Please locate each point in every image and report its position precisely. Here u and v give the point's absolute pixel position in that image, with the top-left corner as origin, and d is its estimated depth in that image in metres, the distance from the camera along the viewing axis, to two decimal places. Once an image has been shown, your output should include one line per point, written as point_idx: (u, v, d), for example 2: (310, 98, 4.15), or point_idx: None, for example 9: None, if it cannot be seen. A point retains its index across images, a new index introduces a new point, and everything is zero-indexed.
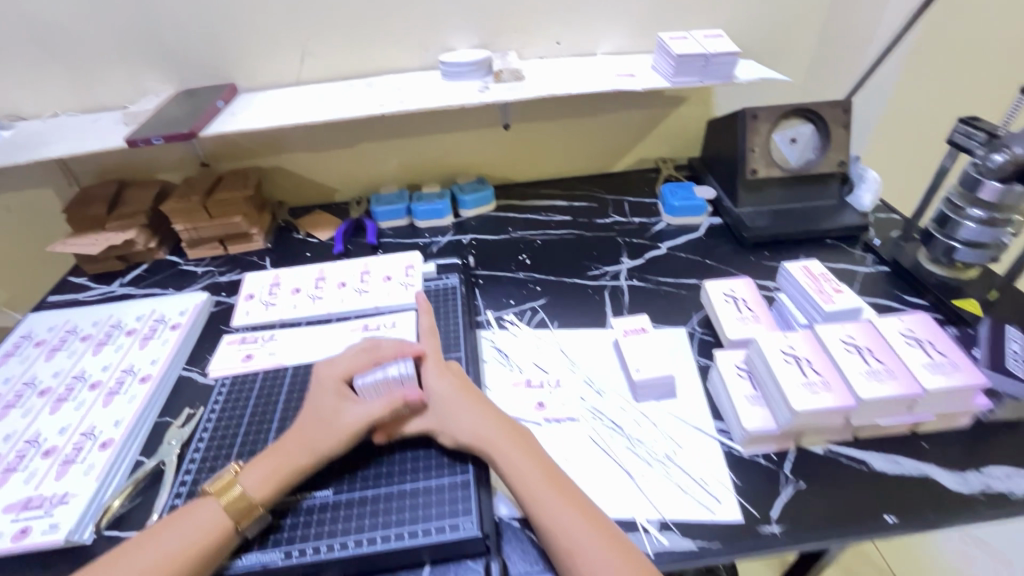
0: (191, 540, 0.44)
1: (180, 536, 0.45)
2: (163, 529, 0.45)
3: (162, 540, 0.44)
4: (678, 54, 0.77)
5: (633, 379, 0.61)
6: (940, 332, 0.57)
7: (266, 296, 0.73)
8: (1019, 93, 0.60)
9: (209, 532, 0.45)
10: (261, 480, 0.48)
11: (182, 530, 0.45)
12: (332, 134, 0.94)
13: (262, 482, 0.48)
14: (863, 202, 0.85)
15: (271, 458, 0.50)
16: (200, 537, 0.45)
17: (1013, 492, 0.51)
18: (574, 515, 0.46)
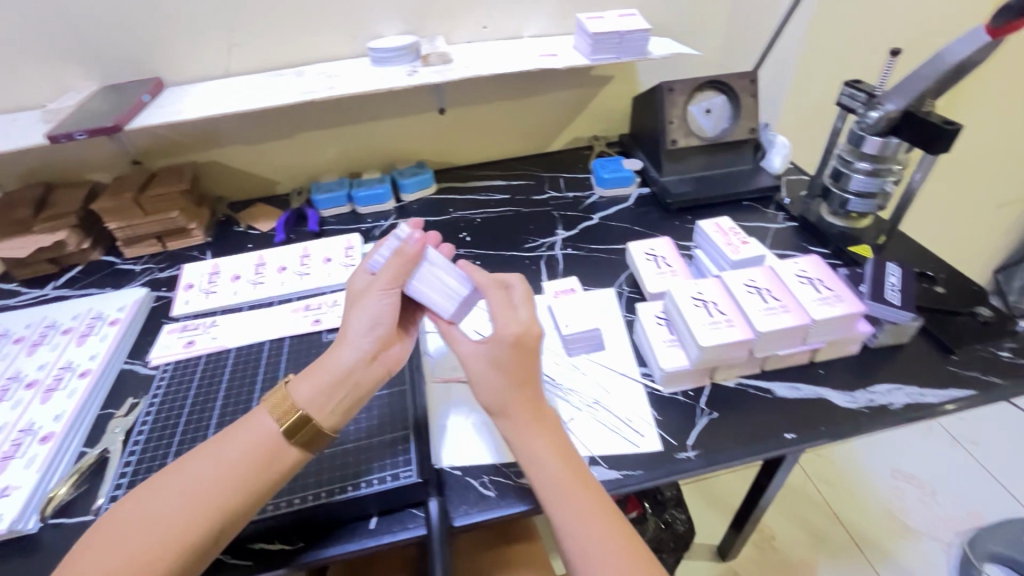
0: (251, 452, 0.46)
1: (241, 445, 0.46)
2: (223, 440, 0.47)
3: (225, 450, 0.46)
4: (594, 32, 0.82)
5: (563, 333, 0.65)
6: (829, 270, 0.64)
7: (206, 285, 0.74)
8: (887, 54, 0.68)
9: (268, 443, 0.46)
10: (309, 387, 0.48)
11: (241, 441, 0.46)
12: (267, 124, 0.94)
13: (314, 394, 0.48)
14: (774, 165, 0.93)
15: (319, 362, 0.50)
16: (261, 449, 0.46)
17: (893, 404, 0.59)
18: (566, 498, 0.48)
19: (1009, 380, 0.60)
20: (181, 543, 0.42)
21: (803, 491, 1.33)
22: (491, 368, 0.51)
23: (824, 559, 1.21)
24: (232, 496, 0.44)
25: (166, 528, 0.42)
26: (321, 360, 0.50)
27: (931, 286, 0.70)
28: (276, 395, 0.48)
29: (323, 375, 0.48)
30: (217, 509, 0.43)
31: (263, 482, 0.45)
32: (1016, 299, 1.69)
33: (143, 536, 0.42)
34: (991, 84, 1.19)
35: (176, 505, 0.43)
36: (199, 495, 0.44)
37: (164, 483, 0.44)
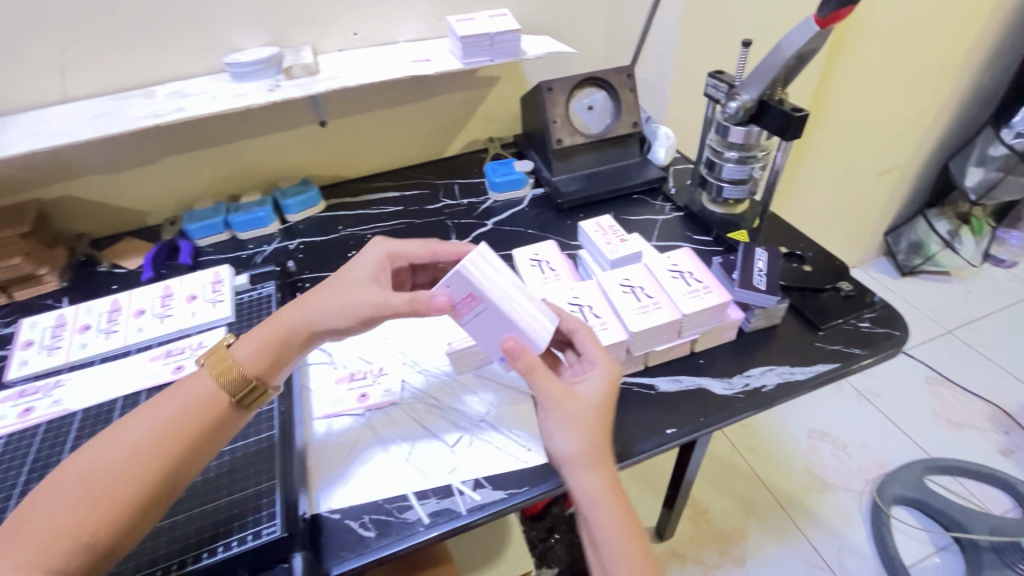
0: (189, 409, 0.47)
1: (175, 406, 0.47)
2: (157, 404, 0.47)
3: (160, 410, 0.47)
4: (462, 36, 0.80)
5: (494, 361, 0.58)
6: (699, 262, 0.66)
7: (48, 341, 0.66)
8: (740, 45, 0.70)
9: (207, 399, 0.48)
10: (255, 352, 0.52)
11: (177, 400, 0.47)
12: (122, 152, 0.85)
13: (256, 356, 0.52)
14: (659, 157, 0.95)
15: (270, 331, 0.54)
16: (200, 404, 0.48)
17: (766, 385, 0.61)
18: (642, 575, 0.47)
19: (868, 350, 0.63)
20: (119, 498, 0.42)
21: (731, 461, 1.39)
22: (591, 418, 0.50)
23: (753, 524, 1.27)
24: (169, 450, 0.45)
25: (101, 481, 0.42)
26: (278, 332, 0.54)
27: (799, 265, 0.73)
28: (212, 361, 0.50)
29: (276, 351, 0.53)
30: (153, 464, 0.44)
31: (203, 437, 0.47)
32: (903, 257, 1.84)
33: (71, 497, 0.41)
34: (855, 64, 1.28)
35: (107, 462, 0.43)
36: (135, 450, 0.44)
37: (91, 448, 0.44)
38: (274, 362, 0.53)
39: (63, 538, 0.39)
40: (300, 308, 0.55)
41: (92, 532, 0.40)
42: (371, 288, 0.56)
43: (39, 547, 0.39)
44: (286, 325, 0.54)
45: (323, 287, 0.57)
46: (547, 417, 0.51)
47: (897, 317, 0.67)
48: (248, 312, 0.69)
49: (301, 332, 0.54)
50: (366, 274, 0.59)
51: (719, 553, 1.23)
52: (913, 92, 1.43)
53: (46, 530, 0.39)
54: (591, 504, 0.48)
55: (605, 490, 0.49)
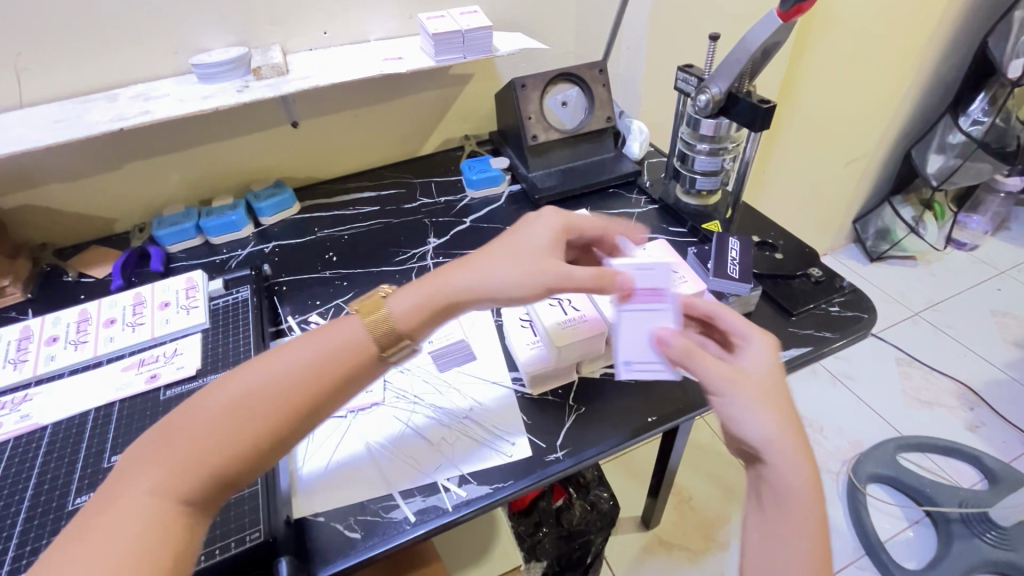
0: (332, 353, 0.45)
1: (315, 347, 0.44)
2: (302, 339, 0.45)
3: (305, 348, 0.44)
4: (434, 34, 0.80)
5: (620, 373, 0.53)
6: (674, 253, 0.67)
7: (14, 354, 0.64)
8: (709, 39, 0.72)
9: (354, 349, 0.45)
10: (411, 308, 0.48)
11: (317, 341, 0.45)
12: (85, 157, 0.83)
13: (409, 309, 0.47)
14: (633, 151, 0.96)
15: (426, 288, 0.49)
16: (338, 351, 0.45)
17: None
18: None
19: (838, 333, 0.65)
20: (253, 439, 0.41)
21: (713, 449, 1.42)
22: (771, 391, 0.46)
23: (736, 508, 1.30)
24: (303, 398, 0.43)
25: (238, 418, 0.41)
26: (440, 291, 0.49)
27: (771, 253, 0.75)
28: (364, 307, 0.47)
29: (429, 311, 0.48)
30: (289, 411, 0.42)
31: (336, 392, 0.44)
32: (871, 243, 1.90)
33: (213, 424, 0.41)
34: (822, 56, 1.31)
35: (257, 397, 0.42)
36: (273, 390, 0.42)
37: (238, 373, 0.43)
38: (424, 314, 0.48)
39: (199, 467, 0.40)
40: (469, 269, 0.50)
41: (223, 467, 0.41)
42: (554, 259, 0.52)
43: (178, 472, 0.40)
44: (453, 287, 0.49)
45: (493, 250, 0.52)
46: (733, 397, 0.45)
47: (865, 300, 0.69)
48: (224, 318, 0.68)
49: (466, 297, 0.49)
50: (550, 243, 0.53)
51: (704, 539, 1.26)
52: (876, 82, 1.47)
53: (189, 454, 0.40)
54: (797, 492, 0.42)
55: (810, 477, 0.42)
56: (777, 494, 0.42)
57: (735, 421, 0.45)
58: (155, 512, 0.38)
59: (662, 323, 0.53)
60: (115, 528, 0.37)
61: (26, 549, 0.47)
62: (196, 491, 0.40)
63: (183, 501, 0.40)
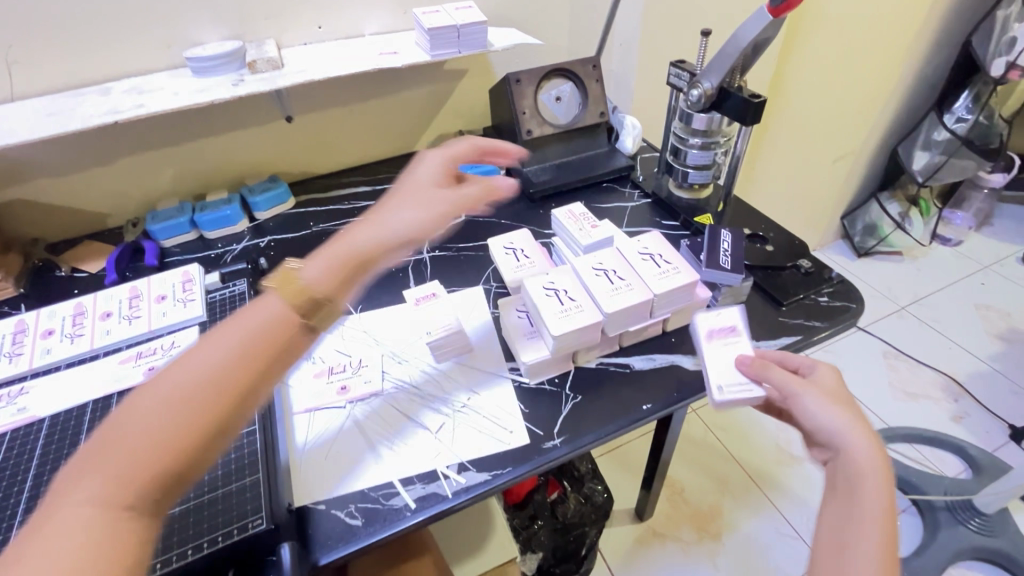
0: (259, 332, 0.43)
1: (244, 326, 0.43)
2: (224, 326, 0.43)
3: (227, 333, 0.42)
4: (429, 28, 0.80)
5: (717, 398, 0.56)
6: (668, 245, 0.69)
7: (9, 347, 0.64)
8: (700, 35, 0.73)
9: (281, 321, 0.43)
10: (325, 269, 0.48)
11: (244, 321, 0.43)
12: (78, 151, 0.82)
13: (326, 270, 0.48)
14: (626, 146, 0.97)
15: (337, 249, 0.50)
16: (270, 323, 0.43)
17: None
18: None
19: (827, 323, 0.67)
20: (192, 430, 0.38)
21: (705, 441, 1.44)
22: (842, 398, 0.51)
23: (727, 499, 1.32)
24: (240, 380, 0.41)
25: (174, 410, 0.38)
26: (347, 249, 0.50)
27: (762, 245, 0.77)
28: (280, 281, 0.46)
29: (347, 267, 0.49)
30: (226, 395, 0.40)
31: (274, 367, 0.43)
32: (859, 239, 1.93)
33: (148, 424, 0.38)
34: (811, 53, 1.33)
35: (189, 389, 0.39)
36: (209, 377, 0.40)
37: (164, 372, 0.40)
38: (342, 274, 0.49)
39: (140, 471, 0.36)
40: (367, 224, 0.54)
41: (165, 466, 0.37)
42: (432, 194, 0.59)
43: (115, 479, 0.36)
44: (357, 241, 0.51)
45: (387, 203, 0.58)
46: (805, 391, 0.51)
47: (853, 291, 0.71)
48: (221, 311, 0.68)
49: (375, 247, 0.52)
50: (430, 181, 0.61)
51: (696, 530, 1.27)
52: (864, 80, 1.50)
53: (128, 460, 0.36)
54: (869, 482, 0.44)
55: (882, 475, 0.45)
56: (847, 484, 0.45)
57: (807, 415, 0.50)
58: (101, 523, 0.35)
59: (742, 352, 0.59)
60: (53, 549, 0.33)
61: None
62: (140, 496, 0.36)
63: (128, 510, 0.36)
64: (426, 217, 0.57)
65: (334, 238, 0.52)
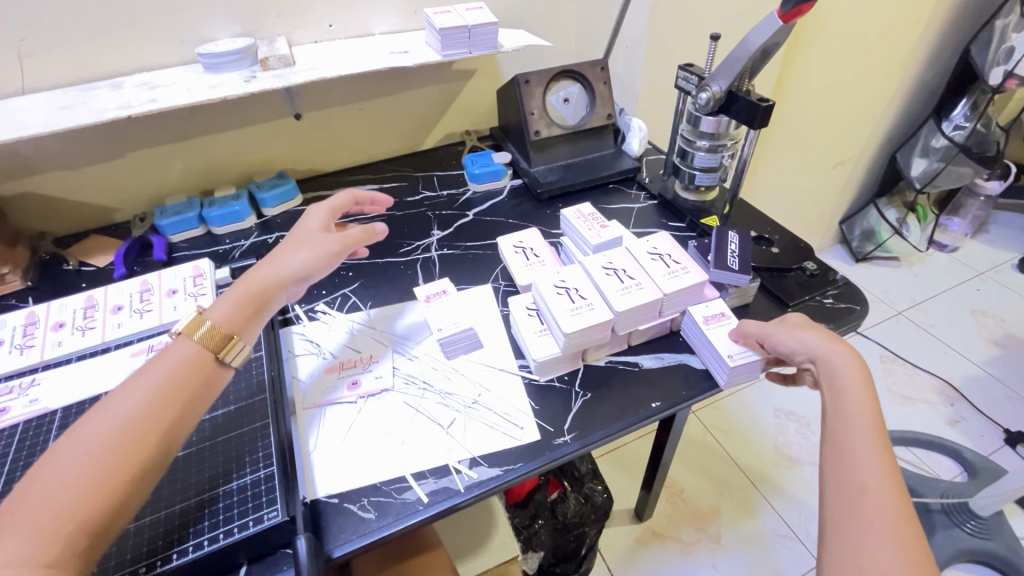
0: (173, 376, 0.47)
1: (153, 377, 0.46)
2: (135, 378, 0.46)
3: (139, 383, 0.45)
4: (441, 28, 0.81)
5: (730, 367, 0.59)
6: (677, 246, 0.69)
7: (19, 340, 0.64)
8: (709, 39, 0.74)
9: (193, 363, 0.48)
10: (229, 311, 0.53)
11: (153, 371, 0.47)
12: (87, 145, 0.82)
13: (229, 313, 0.52)
14: (632, 148, 0.98)
15: (236, 292, 0.54)
16: (181, 370, 0.47)
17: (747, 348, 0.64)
18: (872, 458, 0.47)
19: (832, 324, 0.68)
20: (109, 480, 0.41)
21: (704, 442, 1.44)
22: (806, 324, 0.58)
23: (725, 499, 1.33)
24: (156, 422, 0.44)
25: (94, 461, 0.41)
26: (248, 289, 0.55)
27: (768, 247, 0.78)
28: (186, 327, 0.50)
29: (250, 307, 0.54)
30: (145, 439, 0.43)
31: (185, 412, 0.46)
32: (857, 244, 1.94)
33: (67, 478, 0.40)
34: (813, 60, 1.35)
35: (105, 439, 0.42)
36: (125, 427, 0.43)
37: (73, 430, 0.42)
38: (246, 314, 0.54)
39: (61, 525, 0.38)
40: (262, 266, 0.58)
41: (87, 516, 0.39)
42: (316, 236, 0.62)
43: (35, 534, 0.37)
44: (255, 282, 0.56)
45: (282, 245, 0.61)
46: (775, 329, 0.59)
47: (857, 293, 0.72)
48: None
49: (273, 286, 0.56)
50: (317, 225, 0.64)
51: (695, 530, 1.28)
52: (864, 86, 1.51)
53: (46, 514, 0.38)
54: (846, 386, 0.52)
55: (857, 375, 0.52)
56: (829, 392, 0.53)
57: (783, 349, 0.58)
58: None
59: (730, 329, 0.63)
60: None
61: None
62: (61, 551, 0.38)
63: (49, 566, 0.37)
64: (322, 259, 0.61)
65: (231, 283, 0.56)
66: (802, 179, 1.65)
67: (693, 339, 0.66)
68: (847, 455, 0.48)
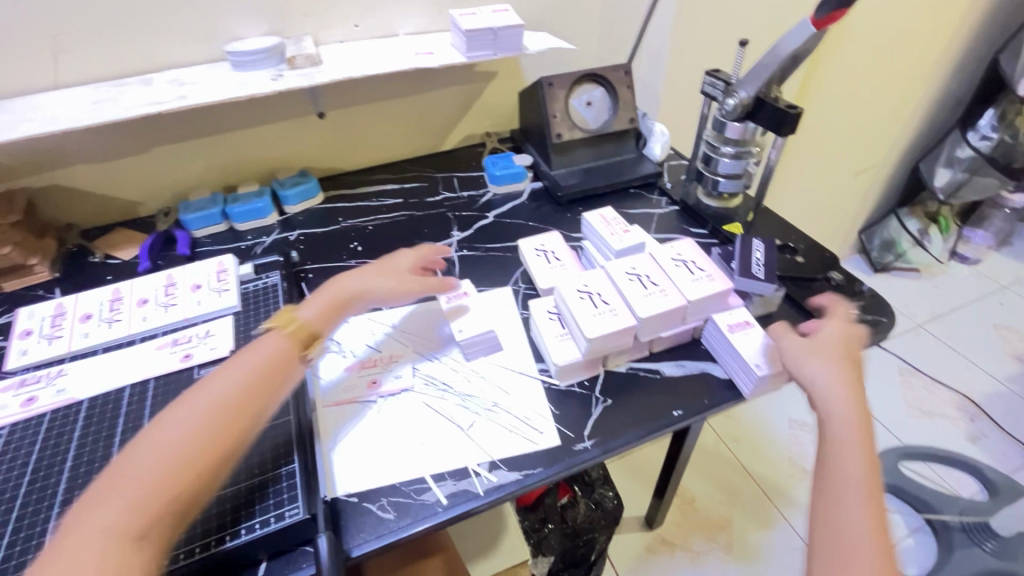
0: (261, 365, 0.51)
1: (242, 367, 0.50)
2: (228, 365, 0.51)
3: (233, 370, 0.50)
4: (466, 30, 0.81)
5: (758, 376, 0.59)
6: (701, 252, 0.69)
7: (48, 330, 0.65)
8: (738, 44, 0.73)
9: (280, 353, 0.53)
10: (315, 314, 0.57)
11: (245, 360, 0.51)
12: (117, 140, 0.84)
13: (315, 317, 0.57)
14: (654, 152, 0.97)
15: (323, 295, 0.59)
16: (266, 363, 0.51)
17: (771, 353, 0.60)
18: (863, 518, 0.46)
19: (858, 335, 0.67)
20: (196, 461, 0.44)
21: (717, 452, 1.43)
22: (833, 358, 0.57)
23: (738, 510, 1.31)
24: (245, 405, 0.48)
25: (191, 436, 0.45)
26: (333, 297, 0.59)
27: (792, 256, 0.77)
28: (279, 324, 0.55)
29: (336, 309, 0.59)
30: (236, 419, 0.47)
31: (263, 403, 0.50)
32: (877, 254, 1.91)
33: (167, 450, 0.43)
34: (837, 67, 1.33)
35: (203, 417, 0.46)
36: (219, 407, 0.47)
37: (175, 407, 0.47)
38: (326, 319, 0.58)
39: (152, 499, 0.41)
40: (355, 275, 0.63)
41: (181, 486, 0.43)
42: (403, 274, 0.66)
43: (136, 500, 0.41)
44: (341, 292, 0.60)
45: (370, 267, 0.66)
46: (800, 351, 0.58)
47: (884, 305, 0.71)
48: (254, 302, 0.69)
49: (351, 301, 0.61)
50: (406, 263, 0.68)
51: (707, 539, 1.27)
52: (889, 95, 1.49)
53: (146, 483, 0.42)
54: (851, 438, 0.51)
55: (860, 431, 0.52)
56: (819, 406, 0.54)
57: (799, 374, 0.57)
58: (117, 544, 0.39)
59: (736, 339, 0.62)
60: (77, 564, 0.38)
61: None
62: (150, 523, 0.41)
63: (139, 537, 0.40)
64: (401, 290, 0.65)
65: (318, 287, 0.61)
66: (822, 187, 1.63)
67: (715, 347, 0.65)
68: (841, 507, 0.47)
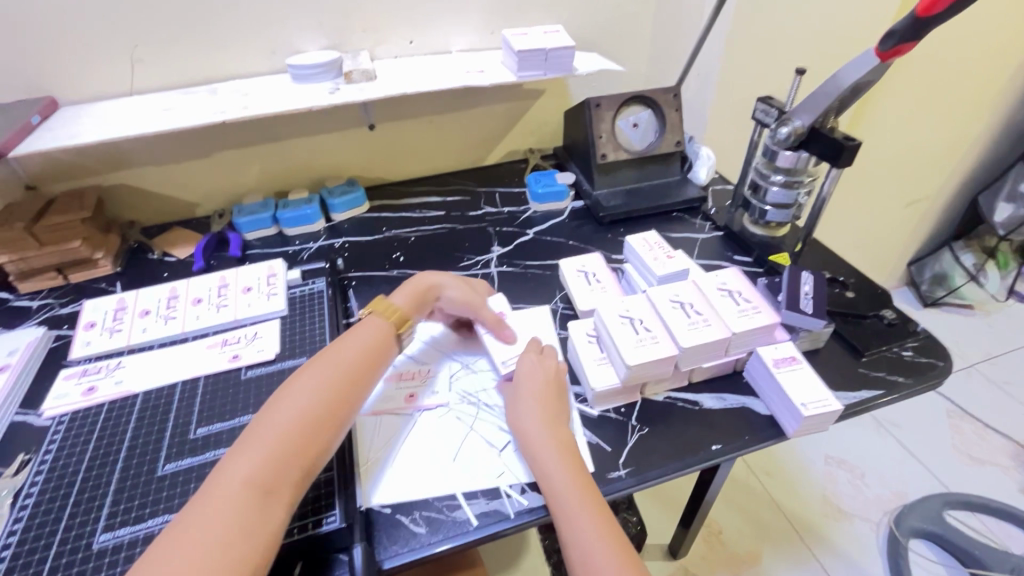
0: (367, 344, 0.57)
1: (346, 351, 0.55)
2: (339, 344, 0.56)
3: (344, 348, 0.56)
4: (519, 50, 0.82)
5: (803, 416, 0.56)
6: (748, 283, 0.67)
7: (110, 324, 0.69)
8: (794, 73, 0.72)
9: (382, 335, 0.58)
10: (406, 300, 0.64)
11: (354, 339, 0.57)
12: (182, 145, 0.88)
13: (407, 304, 0.64)
14: (700, 177, 0.96)
15: (413, 285, 0.67)
16: (367, 348, 0.56)
17: (820, 398, 0.58)
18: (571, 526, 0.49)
19: (912, 379, 0.64)
20: (314, 433, 0.48)
21: (747, 484, 1.38)
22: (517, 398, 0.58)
23: (767, 547, 1.26)
24: (355, 377, 0.53)
25: (313, 400, 0.50)
26: (420, 287, 0.67)
27: (841, 290, 0.74)
28: (379, 308, 0.62)
29: (417, 300, 0.66)
30: (349, 387, 0.52)
31: (366, 387, 0.54)
32: (926, 288, 1.83)
33: (293, 411, 0.48)
34: (894, 95, 1.29)
35: (323, 385, 0.51)
36: (335, 377, 0.52)
37: (296, 376, 0.52)
38: (414, 307, 0.65)
39: (280, 459, 0.45)
40: (434, 273, 0.70)
41: (306, 444, 0.47)
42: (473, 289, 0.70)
43: (269, 454, 0.45)
44: (425, 283, 0.68)
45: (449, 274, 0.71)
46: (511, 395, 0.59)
47: (941, 348, 0.67)
48: (300, 308, 0.71)
49: (428, 290, 0.67)
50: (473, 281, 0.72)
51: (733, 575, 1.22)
52: (948, 124, 1.43)
53: (278, 440, 0.46)
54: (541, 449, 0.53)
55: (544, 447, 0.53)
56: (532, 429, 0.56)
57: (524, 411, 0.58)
58: (252, 494, 0.43)
59: (774, 378, 0.60)
60: (216, 514, 0.41)
61: (120, 508, 0.50)
62: (277, 482, 0.44)
63: (268, 494, 0.43)
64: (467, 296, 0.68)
65: (409, 278, 0.69)
66: (870, 216, 1.57)
67: (758, 381, 0.63)
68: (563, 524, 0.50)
